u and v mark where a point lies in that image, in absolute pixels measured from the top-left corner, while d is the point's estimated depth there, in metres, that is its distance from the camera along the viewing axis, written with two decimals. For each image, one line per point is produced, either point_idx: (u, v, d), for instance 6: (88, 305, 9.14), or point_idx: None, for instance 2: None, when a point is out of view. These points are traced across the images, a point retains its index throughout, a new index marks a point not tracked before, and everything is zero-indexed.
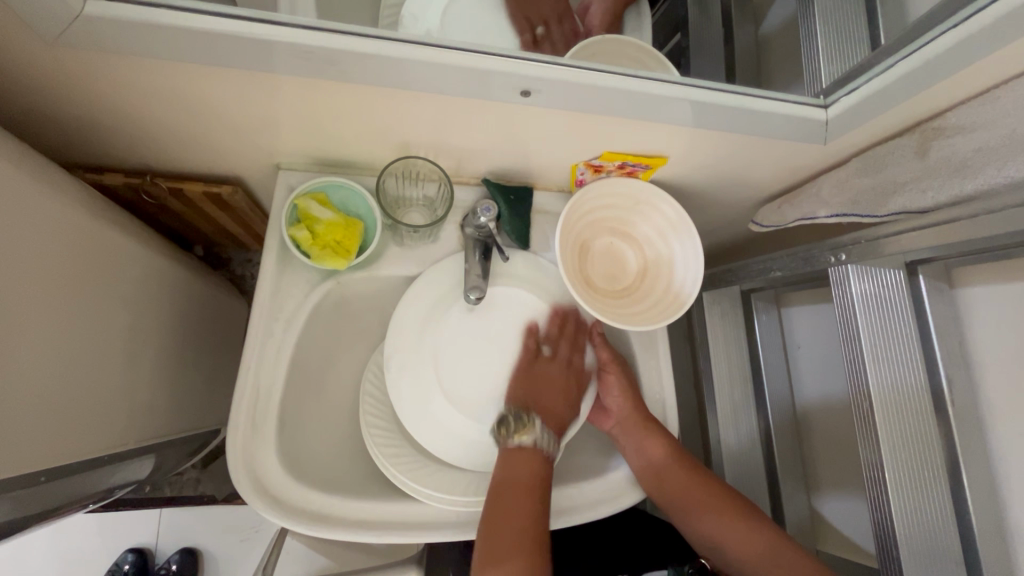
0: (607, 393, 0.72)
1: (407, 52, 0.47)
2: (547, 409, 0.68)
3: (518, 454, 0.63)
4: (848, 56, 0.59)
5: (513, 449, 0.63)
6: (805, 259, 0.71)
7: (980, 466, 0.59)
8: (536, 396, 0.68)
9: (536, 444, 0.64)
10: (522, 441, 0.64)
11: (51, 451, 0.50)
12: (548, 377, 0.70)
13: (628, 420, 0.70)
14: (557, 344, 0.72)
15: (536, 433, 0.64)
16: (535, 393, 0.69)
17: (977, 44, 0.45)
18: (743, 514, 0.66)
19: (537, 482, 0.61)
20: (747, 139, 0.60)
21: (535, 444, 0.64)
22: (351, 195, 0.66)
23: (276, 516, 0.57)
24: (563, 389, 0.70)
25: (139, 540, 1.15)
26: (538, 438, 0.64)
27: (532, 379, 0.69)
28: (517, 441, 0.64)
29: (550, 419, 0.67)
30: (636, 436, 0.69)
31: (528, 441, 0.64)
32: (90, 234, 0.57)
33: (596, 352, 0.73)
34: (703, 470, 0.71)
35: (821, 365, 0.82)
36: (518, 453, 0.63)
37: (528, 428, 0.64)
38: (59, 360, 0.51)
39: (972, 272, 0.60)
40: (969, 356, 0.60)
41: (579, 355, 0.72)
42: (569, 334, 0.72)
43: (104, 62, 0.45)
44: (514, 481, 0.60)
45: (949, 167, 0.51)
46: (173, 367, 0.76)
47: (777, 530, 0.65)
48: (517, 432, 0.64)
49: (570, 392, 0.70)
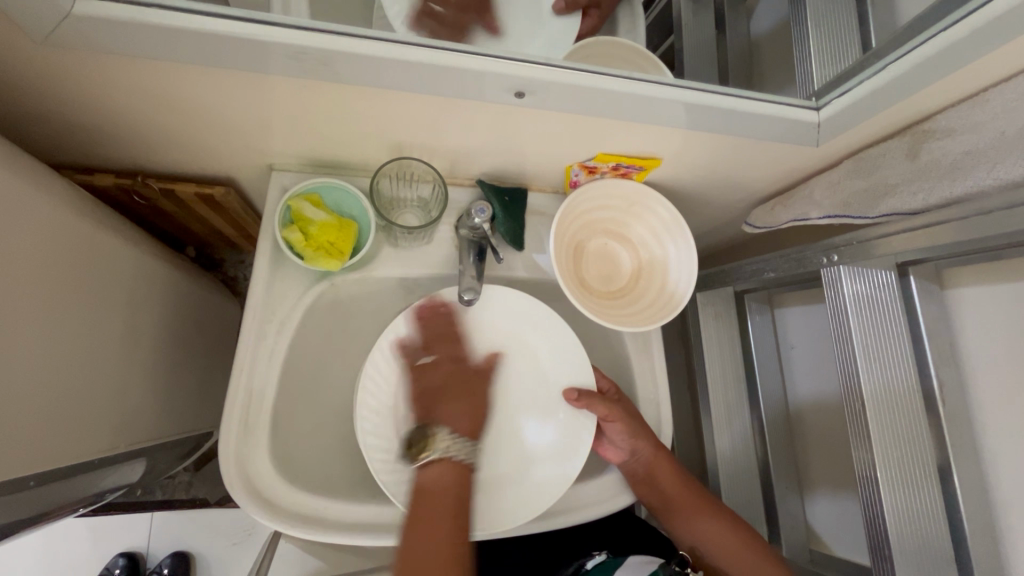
0: (611, 435, 0.70)
1: (400, 52, 0.47)
2: (445, 417, 0.66)
3: (432, 469, 0.62)
4: (839, 59, 0.60)
5: (436, 463, 0.62)
6: (797, 260, 0.72)
7: (970, 464, 0.59)
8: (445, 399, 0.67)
9: (446, 453, 0.63)
10: (437, 451, 0.63)
11: (40, 455, 0.49)
12: (446, 391, 0.67)
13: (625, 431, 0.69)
14: (451, 348, 0.68)
15: (447, 441, 0.64)
16: (434, 403, 0.66)
17: (964, 50, 0.45)
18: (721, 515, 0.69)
19: (448, 504, 0.59)
20: (740, 141, 0.60)
21: (448, 455, 0.63)
22: (344, 196, 0.65)
23: (269, 519, 0.57)
24: (465, 404, 0.67)
25: (130, 544, 1.14)
26: (452, 445, 0.63)
27: (428, 381, 0.67)
28: (423, 459, 0.62)
29: (461, 425, 0.66)
30: (631, 442, 0.69)
31: (455, 456, 0.63)
32: (80, 236, 0.56)
33: (591, 410, 0.67)
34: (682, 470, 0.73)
35: (813, 364, 0.83)
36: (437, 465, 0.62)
37: (433, 439, 0.63)
38: (48, 363, 0.50)
39: (962, 273, 0.61)
40: (958, 355, 0.61)
41: (461, 349, 0.69)
42: (442, 342, 0.67)
43: (93, 62, 0.44)
44: (435, 483, 0.61)
45: (939, 169, 0.51)
46: (164, 370, 0.75)
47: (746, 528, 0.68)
48: (443, 444, 0.63)
49: (478, 392, 0.68)
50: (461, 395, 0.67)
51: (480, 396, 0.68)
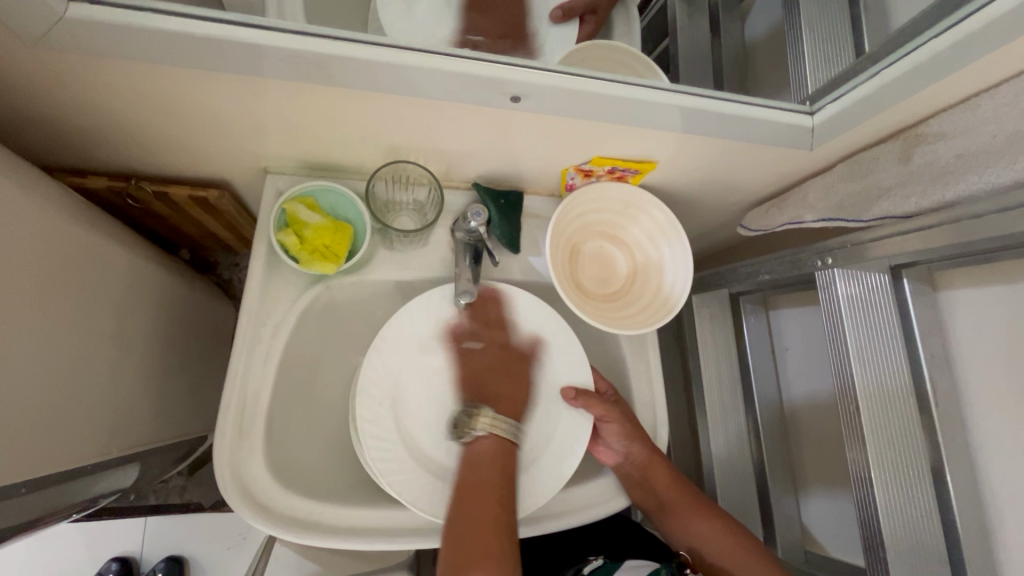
0: (608, 437, 0.70)
1: (396, 56, 0.47)
2: (498, 398, 0.67)
3: (479, 444, 0.63)
4: (833, 64, 0.60)
5: (483, 437, 0.63)
6: (791, 262, 0.72)
7: (963, 465, 0.59)
8: (495, 390, 0.68)
9: (492, 430, 0.63)
10: (479, 429, 0.63)
11: (32, 462, 0.49)
12: (498, 371, 0.69)
13: (622, 435, 0.70)
14: (501, 331, 0.70)
15: (490, 418, 0.63)
16: (484, 384, 0.68)
17: (956, 56, 0.46)
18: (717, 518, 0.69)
19: (494, 481, 0.60)
20: (735, 144, 0.60)
21: (492, 431, 0.63)
22: (340, 199, 0.65)
23: (263, 523, 0.56)
24: (505, 373, 0.69)
25: (124, 549, 1.13)
26: (495, 422, 0.63)
27: (478, 371, 0.69)
28: (469, 437, 0.63)
29: (504, 407, 0.66)
30: (625, 444, 0.70)
31: (495, 430, 0.63)
32: (73, 240, 0.56)
33: (588, 409, 0.67)
34: (678, 474, 0.73)
35: (808, 366, 0.83)
36: (483, 441, 0.63)
37: (478, 416, 0.64)
38: (40, 368, 0.50)
39: (955, 275, 0.61)
40: (952, 357, 0.61)
41: (507, 333, 0.70)
42: (495, 325, 0.70)
43: (86, 65, 0.44)
44: (473, 483, 0.59)
45: (932, 173, 0.52)
46: (158, 374, 0.74)
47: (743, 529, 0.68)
48: (486, 420, 0.63)
49: (510, 370, 0.69)
50: (512, 378, 0.68)
51: (523, 371, 0.69)
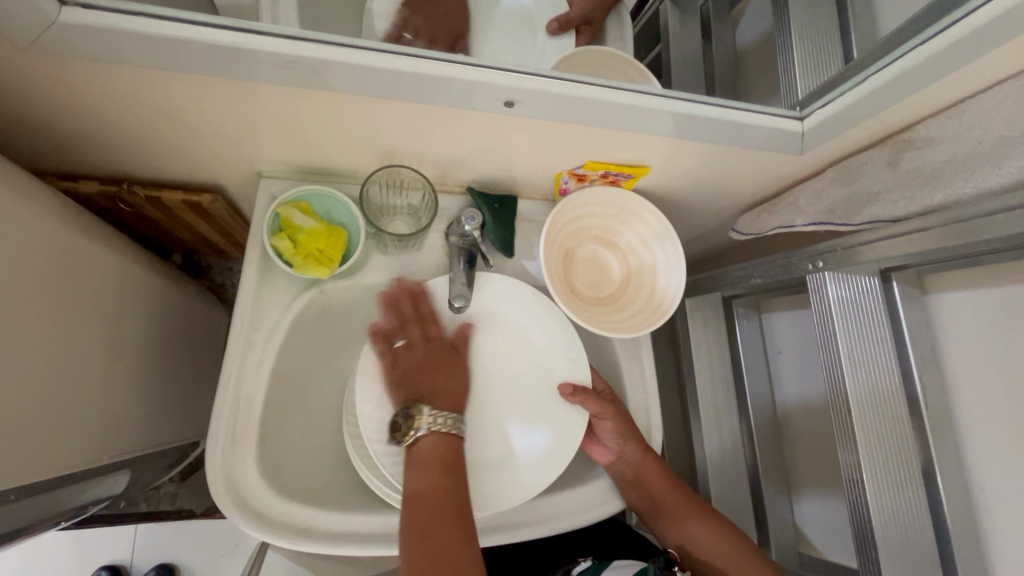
0: (603, 435, 0.71)
1: (390, 61, 0.47)
2: (438, 390, 0.62)
3: (420, 445, 0.58)
4: (822, 70, 0.61)
5: (426, 437, 0.58)
6: (783, 266, 0.73)
7: (953, 465, 0.60)
8: (433, 381, 0.63)
9: (433, 428, 0.58)
10: (421, 429, 0.58)
11: (21, 469, 0.48)
12: (429, 363, 0.64)
13: (617, 434, 0.70)
14: (424, 303, 0.67)
15: (432, 417, 0.59)
16: (420, 379, 0.62)
17: (943, 63, 0.47)
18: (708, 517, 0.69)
19: (438, 484, 0.55)
20: (727, 149, 0.61)
21: (433, 428, 0.58)
22: (334, 204, 0.65)
23: (257, 529, 0.56)
24: (434, 366, 0.64)
25: (113, 557, 1.11)
26: (438, 420, 0.59)
27: (400, 370, 0.63)
28: (410, 438, 0.58)
29: (442, 402, 0.61)
30: (619, 445, 0.70)
31: (443, 428, 0.59)
32: (64, 245, 0.55)
33: (584, 407, 0.67)
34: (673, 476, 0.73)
35: (800, 369, 0.84)
36: (424, 442, 0.58)
37: (417, 416, 0.59)
38: (30, 374, 0.49)
39: (943, 278, 0.62)
40: (941, 358, 0.62)
41: (433, 326, 0.67)
42: (414, 320, 0.66)
43: (79, 70, 0.44)
44: (418, 489, 0.55)
45: (920, 178, 0.52)
46: (150, 380, 0.74)
47: (733, 527, 0.68)
48: (431, 419, 0.59)
49: (463, 367, 0.65)
50: (439, 371, 0.63)
51: (450, 359, 0.65)
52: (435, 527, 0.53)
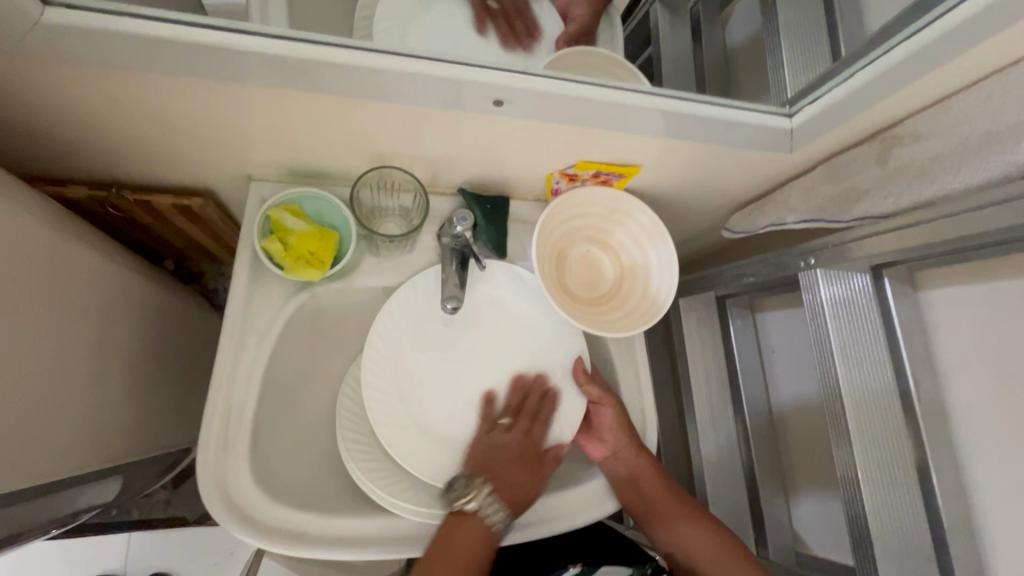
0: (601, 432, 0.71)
1: (379, 62, 0.47)
2: (501, 477, 0.64)
3: (466, 523, 0.60)
4: (810, 69, 0.61)
5: (469, 518, 0.60)
6: (775, 264, 0.73)
7: (948, 462, 0.60)
8: (496, 467, 0.65)
9: (482, 511, 0.61)
10: (472, 503, 0.61)
11: (8, 477, 0.47)
12: (512, 465, 0.65)
13: (616, 432, 0.70)
14: (545, 409, 0.69)
15: (488, 500, 0.61)
16: (495, 467, 0.65)
17: (929, 58, 0.47)
18: (698, 518, 0.69)
19: (478, 555, 0.59)
20: (718, 148, 0.61)
21: (480, 513, 0.61)
22: (325, 206, 0.65)
23: (249, 535, 0.55)
24: (521, 468, 0.65)
25: (107, 567, 1.10)
26: (490, 507, 0.61)
27: (487, 453, 0.66)
28: (460, 502, 0.61)
29: (503, 489, 0.63)
30: (616, 441, 0.70)
31: (487, 517, 0.61)
32: (51, 249, 0.55)
33: (584, 392, 0.69)
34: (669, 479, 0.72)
35: (794, 367, 0.84)
36: (468, 523, 0.60)
37: (475, 492, 0.62)
38: (17, 380, 0.49)
39: (933, 274, 0.62)
40: (933, 354, 0.62)
41: (538, 428, 0.68)
42: (527, 412, 0.68)
43: (65, 72, 0.43)
44: (470, 551, 0.59)
45: (908, 174, 0.53)
46: (140, 386, 0.73)
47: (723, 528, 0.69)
48: (478, 501, 0.61)
49: (536, 470, 0.66)
50: (526, 474, 0.65)
51: (534, 476, 0.65)
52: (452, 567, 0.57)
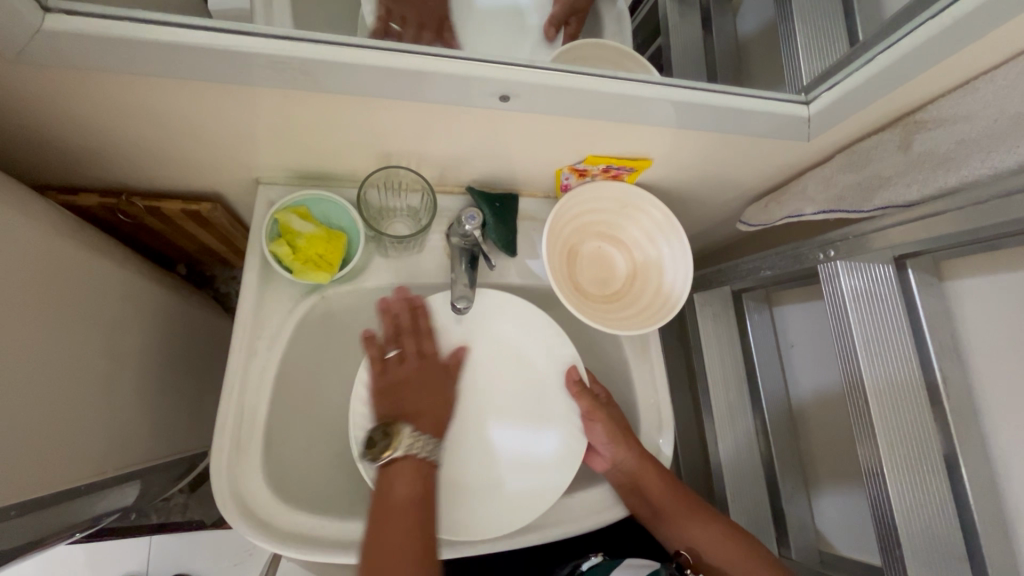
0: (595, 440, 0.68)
1: (382, 58, 0.47)
2: (418, 414, 0.64)
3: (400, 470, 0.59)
4: (827, 54, 0.59)
5: (393, 462, 0.59)
6: (793, 256, 0.71)
7: (979, 458, 0.58)
8: (404, 395, 0.64)
9: (410, 451, 0.60)
10: (399, 449, 0.60)
11: (27, 485, 0.48)
12: (422, 381, 0.66)
13: (608, 438, 0.68)
14: (427, 341, 0.67)
15: (411, 437, 0.61)
16: (402, 399, 0.64)
17: (954, 38, 0.45)
18: (712, 522, 0.67)
19: (412, 499, 0.58)
20: (732, 137, 0.59)
21: (410, 453, 0.60)
22: (332, 208, 0.64)
23: (263, 539, 0.55)
24: (427, 387, 0.66)
25: (129, 569, 1.12)
26: (417, 442, 0.61)
27: (415, 383, 0.65)
28: (387, 457, 0.59)
29: (424, 422, 0.64)
30: (615, 451, 0.68)
31: (420, 452, 0.60)
32: (64, 258, 0.55)
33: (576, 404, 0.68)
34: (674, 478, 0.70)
35: (814, 362, 0.82)
36: (400, 467, 0.59)
37: (398, 436, 0.60)
38: (34, 388, 0.49)
39: (960, 264, 0.60)
40: (961, 347, 0.60)
41: (426, 342, 0.67)
42: (409, 333, 0.67)
43: (71, 79, 0.43)
44: (394, 500, 0.57)
45: (932, 159, 0.51)
46: (156, 391, 0.73)
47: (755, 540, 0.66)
48: (409, 440, 0.60)
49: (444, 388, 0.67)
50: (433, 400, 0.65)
51: (445, 381, 0.67)
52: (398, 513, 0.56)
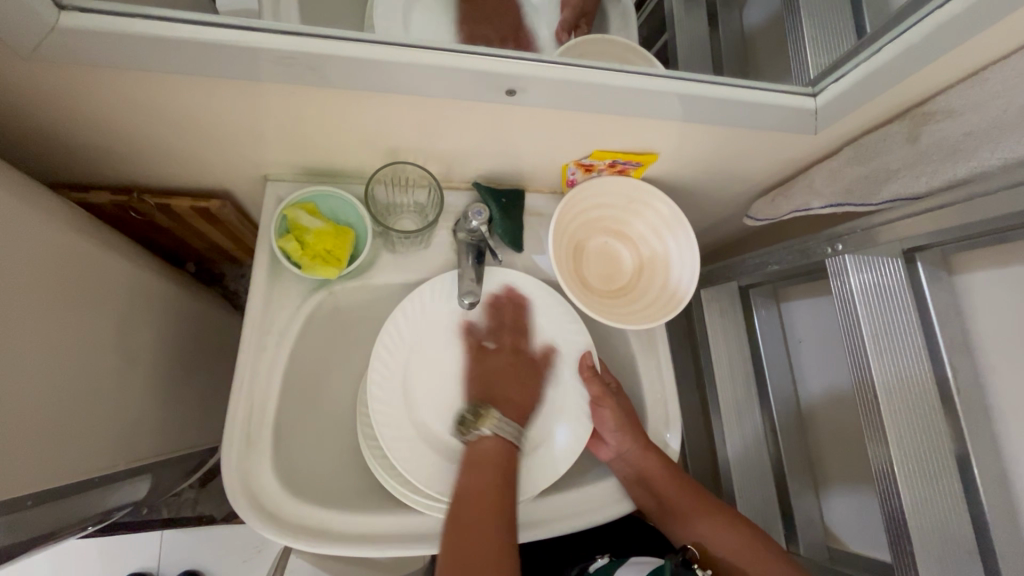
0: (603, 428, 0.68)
1: (388, 54, 0.47)
2: (504, 401, 0.66)
3: (481, 443, 0.62)
4: (835, 46, 0.59)
5: (486, 436, 0.62)
6: (801, 251, 0.71)
7: (989, 454, 0.57)
8: (503, 391, 0.67)
9: (497, 432, 0.62)
10: (484, 428, 0.62)
11: (42, 477, 0.49)
12: (507, 373, 0.68)
13: (618, 430, 0.68)
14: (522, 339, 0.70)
15: (496, 418, 0.62)
16: (492, 384, 0.67)
17: (963, 27, 0.45)
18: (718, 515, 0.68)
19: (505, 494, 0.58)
20: (738, 131, 0.59)
21: (496, 433, 0.62)
22: (340, 204, 0.65)
23: (274, 533, 0.56)
24: (518, 380, 0.68)
25: (141, 564, 1.13)
26: (500, 423, 0.62)
27: (490, 374, 0.68)
28: (472, 435, 0.62)
29: (508, 409, 0.65)
30: (621, 441, 0.68)
31: (496, 430, 0.62)
32: (78, 254, 0.56)
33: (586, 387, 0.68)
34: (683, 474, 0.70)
35: (822, 358, 0.81)
36: (488, 442, 0.61)
37: (484, 415, 0.63)
38: (48, 381, 0.50)
39: (971, 258, 0.60)
40: (972, 341, 0.59)
41: (524, 341, 0.70)
42: (507, 328, 0.70)
43: (83, 77, 0.44)
44: (478, 496, 0.57)
45: (941, 151, 0.50)
46: (167, 386, 0.74)
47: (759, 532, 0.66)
48: (491, 421, 0.62)
49: (519, 373, 0.68)
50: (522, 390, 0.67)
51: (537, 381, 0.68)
52: (483, 508, 0.56)
